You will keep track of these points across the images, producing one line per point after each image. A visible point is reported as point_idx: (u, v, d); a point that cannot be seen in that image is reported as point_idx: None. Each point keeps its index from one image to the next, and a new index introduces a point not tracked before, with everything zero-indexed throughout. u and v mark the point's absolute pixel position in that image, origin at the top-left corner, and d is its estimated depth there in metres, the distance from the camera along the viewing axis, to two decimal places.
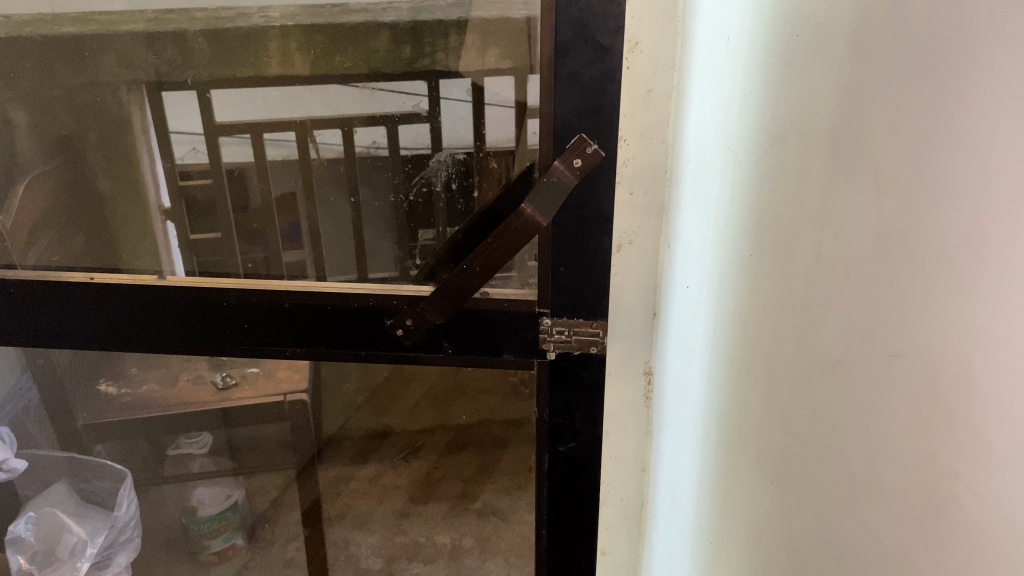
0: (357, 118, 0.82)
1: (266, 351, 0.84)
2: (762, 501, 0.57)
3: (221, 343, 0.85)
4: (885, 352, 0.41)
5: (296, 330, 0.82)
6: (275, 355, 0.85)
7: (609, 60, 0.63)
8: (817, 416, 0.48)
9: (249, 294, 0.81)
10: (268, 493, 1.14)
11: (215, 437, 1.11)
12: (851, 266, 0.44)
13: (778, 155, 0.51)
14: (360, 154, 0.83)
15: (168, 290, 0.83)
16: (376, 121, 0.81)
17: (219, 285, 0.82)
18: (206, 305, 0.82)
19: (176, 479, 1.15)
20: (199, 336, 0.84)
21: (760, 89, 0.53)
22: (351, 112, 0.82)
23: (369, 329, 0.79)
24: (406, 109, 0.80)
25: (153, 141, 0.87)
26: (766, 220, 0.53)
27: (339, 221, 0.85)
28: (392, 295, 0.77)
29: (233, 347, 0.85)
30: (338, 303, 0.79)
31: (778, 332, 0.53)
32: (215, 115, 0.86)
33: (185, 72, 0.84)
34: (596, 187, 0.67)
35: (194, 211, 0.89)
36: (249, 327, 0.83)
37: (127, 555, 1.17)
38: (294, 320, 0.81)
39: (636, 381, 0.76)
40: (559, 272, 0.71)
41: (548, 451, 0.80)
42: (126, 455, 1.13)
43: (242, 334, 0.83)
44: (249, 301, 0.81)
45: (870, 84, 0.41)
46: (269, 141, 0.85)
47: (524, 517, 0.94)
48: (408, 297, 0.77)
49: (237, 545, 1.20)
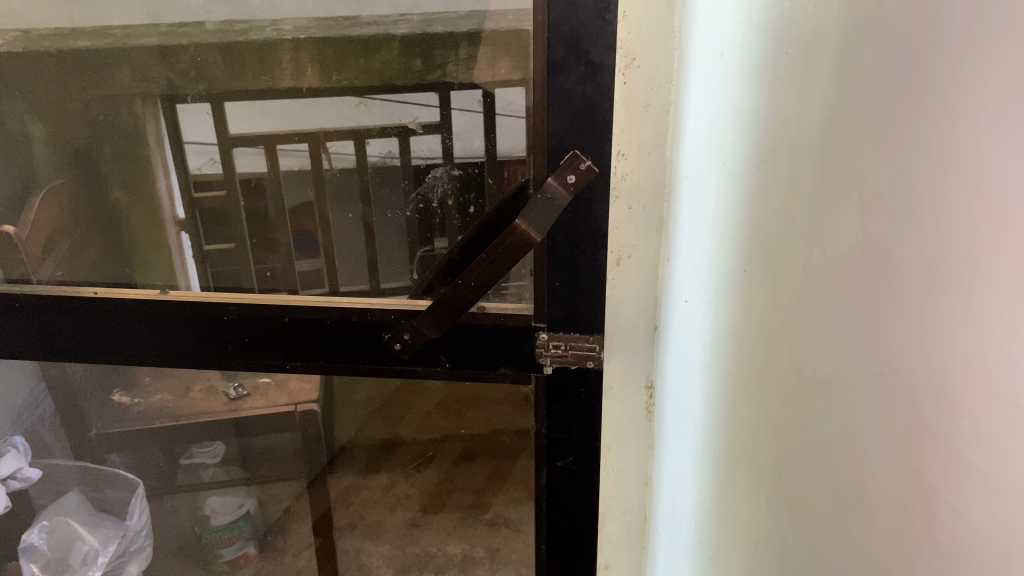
0: (371, 129, 0.82)
1: (267, 365, 0.84)
2: (757, 517, 0.57)
3: (222, 357, 0.85)
4: (871, 370, 0.41)
5: (294, 343, 0.82)
6: (274, 369, 0.84)
7: (600, 78, 0.63)
8: (809, 432, 0.48)
9: (249, 308, 0.81)
10: (280, 501, 1.16)
11: (227, 445, 1.13)
12: (838, 283, 0.44)
13: (770, 171, 0.51)
14: (371, 164, 0.82)
15: (167, 304, 0.82)
16: (386, 133, 0.81)
17: (220, 299, 0.82)
18: (208, 319, 0.82)
19: (188, 488, 1.17)
20: (201, 349, 0.84)
21: (752, 104, 0.53)
22: (365, 124, 0.82)
23: (368, 344, 0.79)
24: (399, 125, 0.80)
25: (166, 150, 0.91)
26: (758, 235, 0.53)
27: (353, 229, 0.85)
28: (390, 309, 0.77)
29: (234, 360, 0.85)
30: (336, 317, 0.79)
31: (771, 348, 0.52)
32: (229, 127, 0.88)
33: (197, 84, 0.87)
34: (590, 203, 0.67)
35: (205, 221, 0.92)
36: (250, 341, 0.83)
37: (137, 563, 1.18)
38: (293, 334, 0.81)
39: (637, 394, 0.76)
40: (554, 287, 0.71)
41: (546, 465, 0.80)
42: (138, 463, 1.14)
43: (241, 347, 0.83)
44: (249, 316, 0.81)
45: (855, 102, 0.41)
46: (284, 151, 0.87)
47: None
48: (405, 311, 0.77)
49: (250, 554, 1.21)
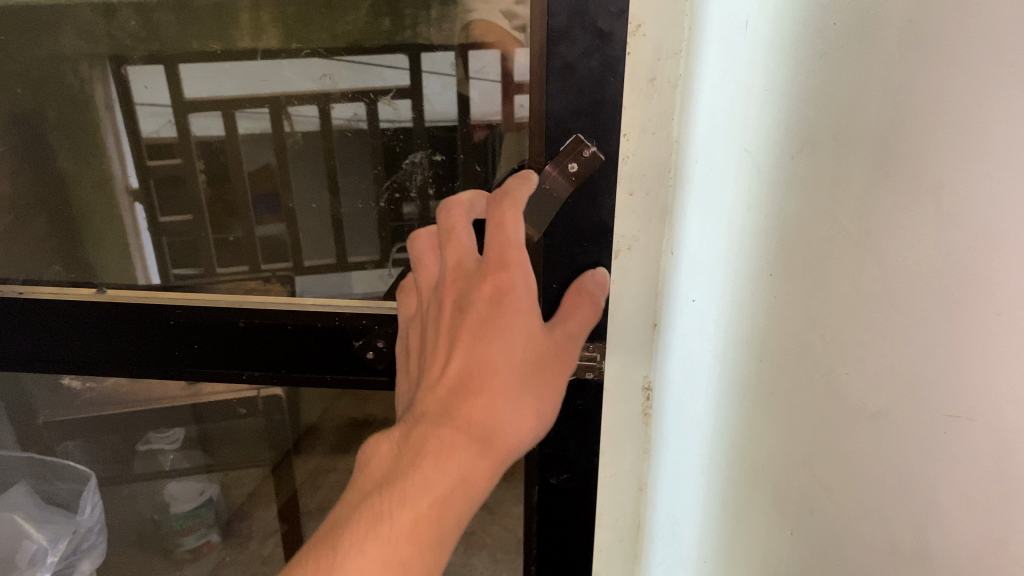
0: (336, 92, 0.71)
1: (218, 377, 0.71)
2: (778, 552, 0.51)
3: (166, 369, 0.71)
4: (942, 411, 0.35)
5: (252, 352, 0.69)
6: (229, 380, 0.71)
7: (610, 48, 0.52)
8: (850, 469, 0.42)
9: (200, 311, 0.68)
10: (245, 484, 1.08)
11: (186, 430, 1.02)
12: (899, 303, 0.37)
13: (808, 164, 0.43)
14: (337, 127, 0.72)
15: (98, 307, 0.68)
16: (353, 96, 0.70)
17: (166, 299, 0.68)
18: (149, 324, 0.69)
19: (146, 475, 1.08)
20: (143, 360, 0.71)
21: (785, 83, 0.45)
22: (328, 87, 0.71)
23: (336, 352, 0.67)
24: (386, 85, 0.69)
25: (119, 116, 0.78)
26: (794, 234, 0.45)
27: (320, 212, 0.76)
28: (362, 313, 0.66)
29: (183, 373, 0.71)
30: (300, 321, 0.67)
31: (803, 367, 0.46)
32: (184, 91, 0.76)
33: (150, 45, 0.73)
34: (594, 194, 0.57)
35: (161, 192, 0.80)
36: (201, 349, 0.69)
37: (90, 561, 1.07)
38: (249, 340, 0.68)
39: (634, 396, 0.67)
40: (551, 289, 0.61)
41: (537, 483, 0.69)
42: (95, 450, 1.04)
43: (189, 356, 0.69)
44: (199, 322, 0.68)
45: (933, 90, 0.34)
46: (241, 115, 0.76)
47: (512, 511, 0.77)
48: (380, 316, 0.66)
49: (212, 542, 1.14)
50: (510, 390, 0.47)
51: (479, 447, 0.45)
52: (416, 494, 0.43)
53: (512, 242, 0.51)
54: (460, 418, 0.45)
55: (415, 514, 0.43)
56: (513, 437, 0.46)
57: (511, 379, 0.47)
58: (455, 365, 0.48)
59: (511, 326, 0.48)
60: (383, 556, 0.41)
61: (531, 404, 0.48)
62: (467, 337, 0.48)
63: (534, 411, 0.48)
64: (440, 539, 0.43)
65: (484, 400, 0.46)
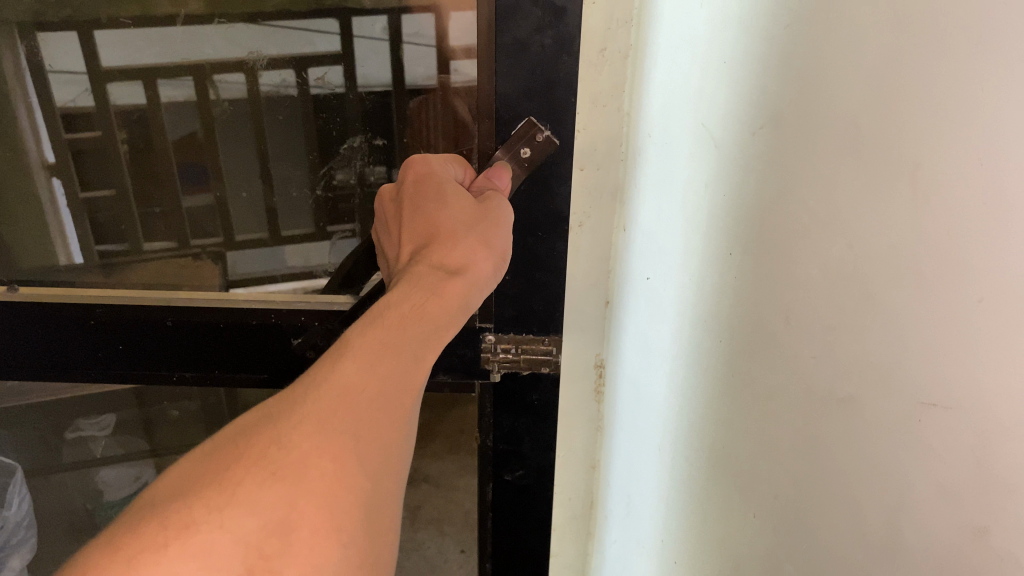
0: (263, 57, 0.66)
1: (147, 377, 0.66)
2: (745, 536, 0.49)
3: (88, 369, 0.65)
4: (918, 398, 0.34)
5: (183, 353, 0.65)
6: (156, 381, 0.67)
7: (563, 25, 0.50)
8: (822, 459, 0.41)
9: (124, 310, 0.63)
10: None
11: (119, 415, 0.91)
12: (874, 286, 0.36)
13: (771, 141, 0.41)
14: (265, 93, 0.68)
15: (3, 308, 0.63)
16: (281, 63, 0.66)
17: (83, 299, 0.63)
18: (69, 324, 0.63)
19: (76, 465, 0.97)
20: (63, 360, 0.65)
21: (738, 51, 0.43)
22: (259, 49, 0.66)
23: (273, 354, 0.64)
24: (315, 50, 0.64)
25: (29, 84, 0.69)
26: (754, 214, 0.44)
27: (252, 187, 0.73)
28: (299, 309, 0.63)
29: (107, 372, 0.66)
30: (233, 320, 0.63)
31: (764, 346, 0.45)
32: (101, 56, 0.70)
33: (59, 9, 0.67)
34: (548, 179, 0.55)
35: (81, 164, 0.73)
36: (126, 349, 0.64)
37: (19, 558, 0.97)
38: (178, 340, 0.64)
39: (586, 374, 0.66)
40: (504, 282, 0.58)
41: (491, 481, 0.67)
42: (19, 441, 0.93)
43: (114, 359, 0.64)
44: (123, 321, 0.63)
45: (911, 66, 0.32)
46: (165, 84, 0.72)
47: (456, 481, 0.75)
48: (320, 311, 0.62)
49: None
50: (461, 234, 0.46)
51: (445, 274, 0.43)
52: (397, 298, 0.41)
53: (419, 160, 0.52)
54: (419, 258, 0.44)
55: (401, 316, 0.39)
56: (478, 271, 0.45)
57: (462, 225, 0.46)
58: (407, 241, 0.47)
59: (445, 198, 0.48)
60: (381, 339, 0.38)
61: (478, 242, 0.46)
62: (409, 220, 0.48)
63: (490, 249, 0.46)
64: (425, 340, 0.40)
65: (435, 245, 0.45)
